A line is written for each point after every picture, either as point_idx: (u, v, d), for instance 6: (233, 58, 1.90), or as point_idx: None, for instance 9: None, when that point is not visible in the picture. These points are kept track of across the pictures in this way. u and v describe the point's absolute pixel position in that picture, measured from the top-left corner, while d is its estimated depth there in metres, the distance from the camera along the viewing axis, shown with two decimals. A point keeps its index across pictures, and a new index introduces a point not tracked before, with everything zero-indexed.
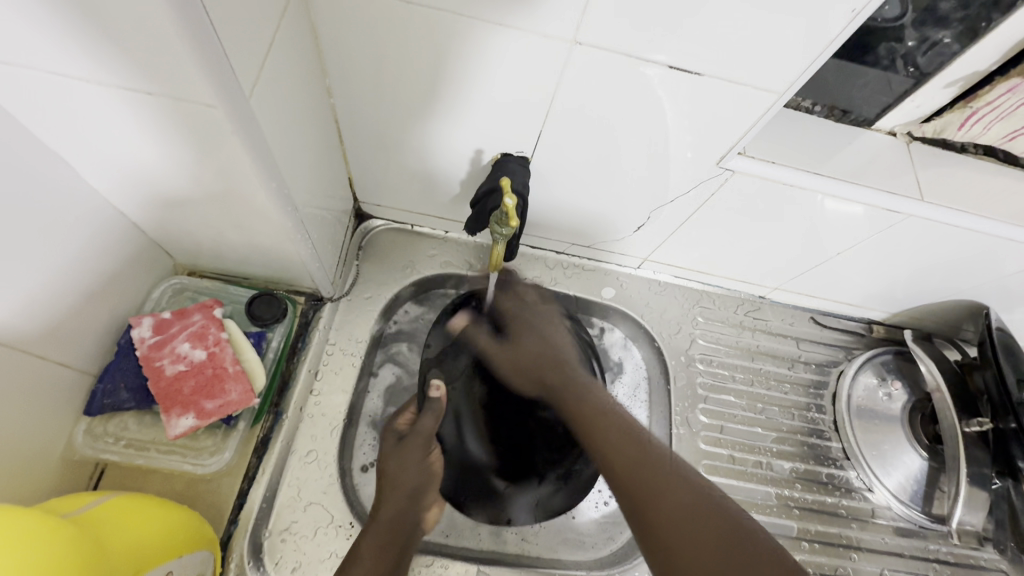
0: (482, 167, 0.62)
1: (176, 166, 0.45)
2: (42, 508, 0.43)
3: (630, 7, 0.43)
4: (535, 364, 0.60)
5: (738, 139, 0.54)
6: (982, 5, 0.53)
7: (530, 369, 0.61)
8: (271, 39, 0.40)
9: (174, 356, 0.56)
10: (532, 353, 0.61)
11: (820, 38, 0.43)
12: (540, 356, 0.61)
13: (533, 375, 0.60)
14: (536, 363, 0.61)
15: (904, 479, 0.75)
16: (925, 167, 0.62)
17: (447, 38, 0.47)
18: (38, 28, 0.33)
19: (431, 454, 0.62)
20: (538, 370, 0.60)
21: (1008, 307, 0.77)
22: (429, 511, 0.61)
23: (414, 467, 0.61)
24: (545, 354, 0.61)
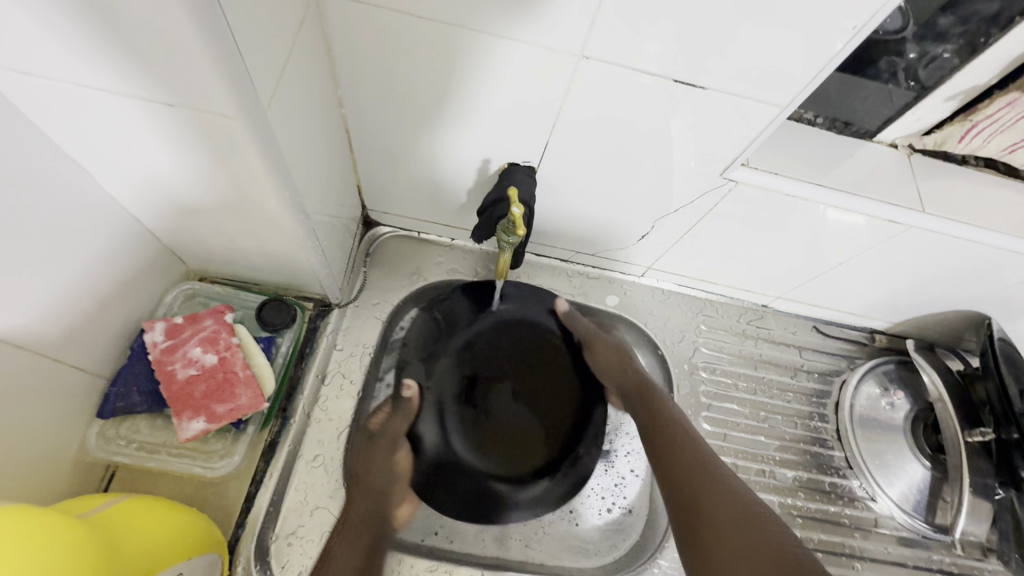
0: (489, 177, 0.63)
1: (193, 175, 0.46)
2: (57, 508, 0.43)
3: (636, 23, 0.44)
4: (627, 370, 0.67)
5: (742, 151, 0.55)
6: (980, 22, 0.54)
7: (619, 373, 0.67)
8: (286, 53, 0.41)
9: (186, 360, 0.57)
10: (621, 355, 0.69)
11: (823, 53, 0.44)
12: (625, 360, 0.68)
13: (624, 377, 0.67)
14: (625, 368, 0.67)
15: (907, 489, 0.75)
16: (926, 179, 0.63)
17: (457, 52, 0.49)
18: (67, 42, 0.34)
19: (397, 453, 0.63)
20: (629, 370, 0.67)
21: (1010, 318, 0.77)
22: (400, 508, 0.62)
23: (380, 465, 0.61)
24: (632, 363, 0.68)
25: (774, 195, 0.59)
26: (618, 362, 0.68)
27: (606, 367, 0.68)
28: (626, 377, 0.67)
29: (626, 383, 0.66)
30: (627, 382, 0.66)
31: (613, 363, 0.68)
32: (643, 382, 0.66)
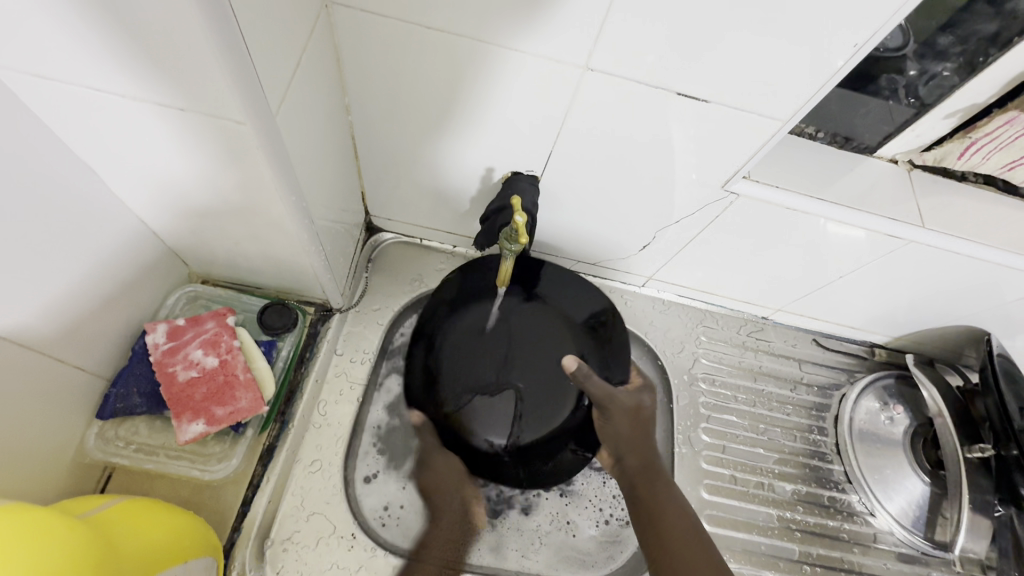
0: (493, 184, 0.64)
1: (200, 178, 0.47)
2: (58, 507, 0.43)
3: (640, 38, 0.45)
4: (644, 448, 0.66)
5: (743, 164, 0.55)
6: (981, 41, 0.55)
7: (626, 450, 0.66)
8: (297, 61, 0.42)
9: (187, 362, 0.57)
10: (640, 421, 0.68)
11: (824, 69, 0.45)
12: (636, 424, 0.67)
13: (630, 461, 0.65)
14: (636, 444, 0.66)
15: (906, 504, 0.74)
16: (926, 195, 0.63)
17: (464, 62, 0.49)
18: (81, 47, 0.34)
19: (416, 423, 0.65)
20: (637, 446, 0.66)
21: (1010, 334, 0.77)
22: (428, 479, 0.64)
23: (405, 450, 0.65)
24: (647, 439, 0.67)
25: (775, 208, 0.60)
26: (625, 434, 0.66)
27: (617, 442, 0.66)
28: (637, 455, 0.65)
29: (632, 464, 0.65)
30: (629, 462, 0.65)
31: (620, 443, 0.65)
32: (652, 465, 0.65)
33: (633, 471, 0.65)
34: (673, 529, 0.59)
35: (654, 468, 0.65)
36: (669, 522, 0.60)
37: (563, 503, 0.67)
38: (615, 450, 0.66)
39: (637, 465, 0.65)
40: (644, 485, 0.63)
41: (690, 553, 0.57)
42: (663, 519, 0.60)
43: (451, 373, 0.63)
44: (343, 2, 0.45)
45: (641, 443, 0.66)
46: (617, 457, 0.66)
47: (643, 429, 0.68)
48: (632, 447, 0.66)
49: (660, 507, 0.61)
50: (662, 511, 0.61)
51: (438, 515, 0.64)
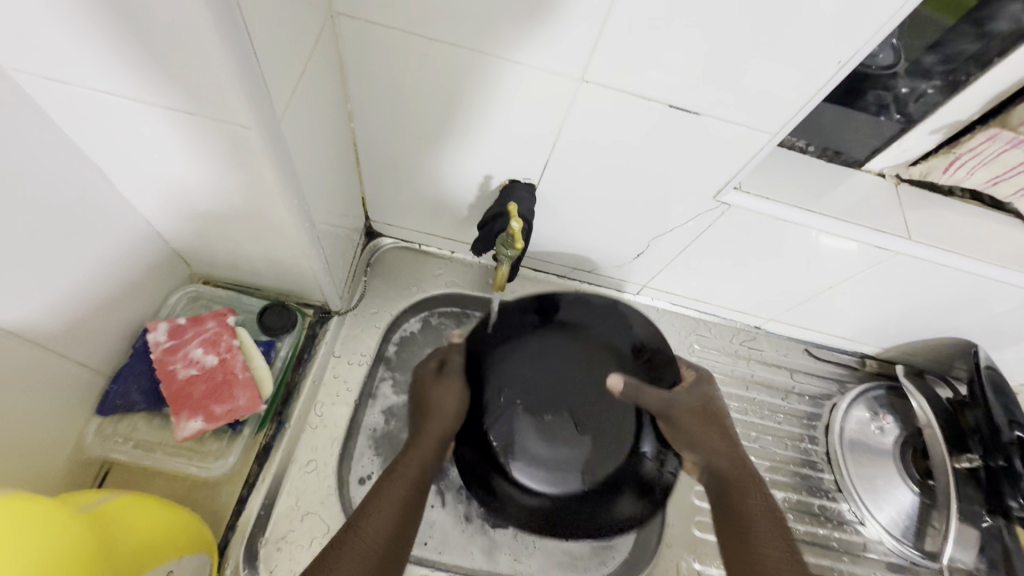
0: (491, 192, 0.65)
1: (207, 181, 0.48)
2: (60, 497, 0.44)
3: (635, 54, 0.46)
4: (734, 457, 0.65)
5: (735, 175, 0.57)
6: (963, 61, 0.56)
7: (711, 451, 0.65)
8: (303, 68, 0.43)
9: (187, 360, 0.58)
10: (713, 419, 0.67)
11: (811, 86, 0.46)
12: (710, 421, 0.67)
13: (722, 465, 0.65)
14: (724, 451, 0.66)
15: (897, 514, 0.75)
16: (913, 208, 0.65)
17: (466, 73, 0.51)
18: (98, 52, 0.36)
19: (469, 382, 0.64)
20: (717, 442, 0.66)
21: (998, 346, 0.79)
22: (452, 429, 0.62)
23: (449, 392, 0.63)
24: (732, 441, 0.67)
25: (765, 219, 0.62)
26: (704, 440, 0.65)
27: (696, 447, 0.65)
28: (729, 462, 0.65)
29: (717, 465, 0.65)
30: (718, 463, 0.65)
31: (705, 444, 0.65)
32: (741, 472, 0.64)
33: (717, 469, 0.64)
34: (758, 523, 0.58)
35: (744, 471, 0.64)
36: (751, 517, 0.59)
37: None
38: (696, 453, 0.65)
39: (724, 466, 0.64)
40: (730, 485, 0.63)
41: (772, 548, 0.56)
42: (747, 513, 0.60)
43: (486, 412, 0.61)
44: (349, 13, 0.47)
45: (722, 439, 0.66)
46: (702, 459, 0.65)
47: (729, 435, 0.67)
48: (720, 452, 0.65)
49: (745, 500, 0.61)
50: (744, 504, 0.61)
51: (432, 516, 0.65)
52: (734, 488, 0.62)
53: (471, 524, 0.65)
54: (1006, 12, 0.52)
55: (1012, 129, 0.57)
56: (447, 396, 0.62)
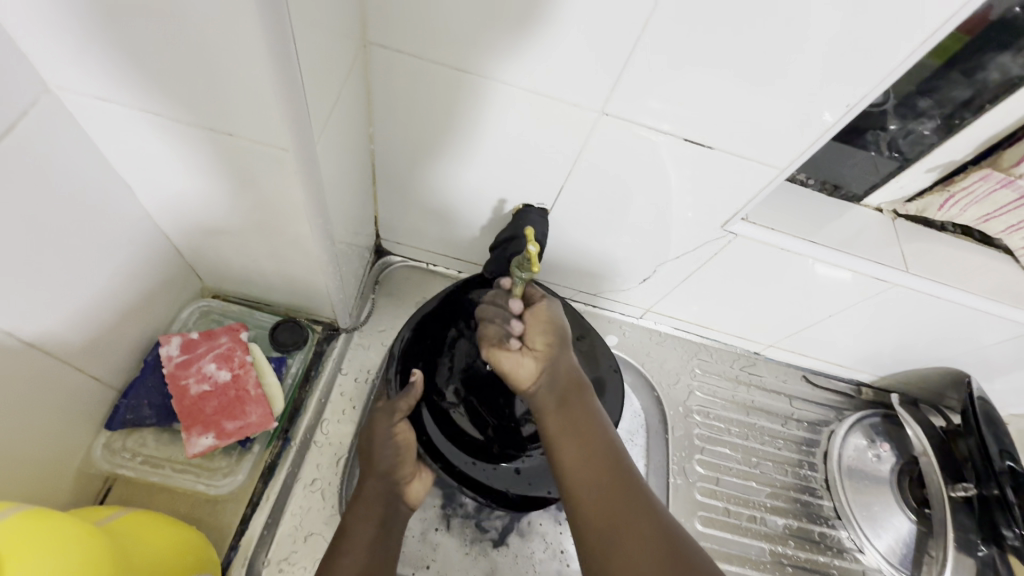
0: (504, 216, 0.67)
1: (229, 199, 0.49)
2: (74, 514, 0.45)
3: (651, 86, 0.48)
4: (601, 458, 0.51)
5: (742, 207, 0.59)
6: (957, 106, 0.60)
7: (559, 351, 0.58)
8: (337, 94, 0.45)
9: (200, 375, 0.58)
10: (559, 335, 0.59)
11: (818, 125, 0.49)
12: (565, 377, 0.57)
13: (570, 435, 0.53)
14: (574, 412, 0.55)
15: (894, 542, 0.75)
16: (909, 241, 0.67)
17: (484, 100, 0.53)
18: (142, 70, 0.37)
19: (397, 426, 0.60)
20: (561, 360, 0.58)
21: (989, 377, 0.81)
22: (411, 486, 0.61)
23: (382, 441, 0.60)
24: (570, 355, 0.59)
25: (770, 248, 0.64)
26: (565, 369, 0.57)
27: (559, 345, 0.59)
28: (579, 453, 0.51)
29: (560, 420, 0.54)
30: (562, 365, 0.58)
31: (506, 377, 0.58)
32: (580, 382, 0.57)
33: (547, 409, 0.55)
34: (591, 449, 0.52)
35: (594, 425, 0.54)
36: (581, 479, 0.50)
37: (559, 531, 0.68)
38: (552, 356, 0.58)
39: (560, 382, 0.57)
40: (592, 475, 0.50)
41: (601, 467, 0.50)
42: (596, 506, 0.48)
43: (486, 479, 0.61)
44: (382, 44, 0.49)
45: (567, 384, 0.57)
46: (546, 380, 0.57)
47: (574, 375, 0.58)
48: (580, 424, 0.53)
49: (584, 463, 0.51)
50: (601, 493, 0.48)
51: (435, 539, 0.65)
52: (567, 396, 0.56)
53: (474, 546, 0.65)
54: (994, 62, 0.56)
55: (1004, 170, 0.60)
56: (391, 444, 0.60)
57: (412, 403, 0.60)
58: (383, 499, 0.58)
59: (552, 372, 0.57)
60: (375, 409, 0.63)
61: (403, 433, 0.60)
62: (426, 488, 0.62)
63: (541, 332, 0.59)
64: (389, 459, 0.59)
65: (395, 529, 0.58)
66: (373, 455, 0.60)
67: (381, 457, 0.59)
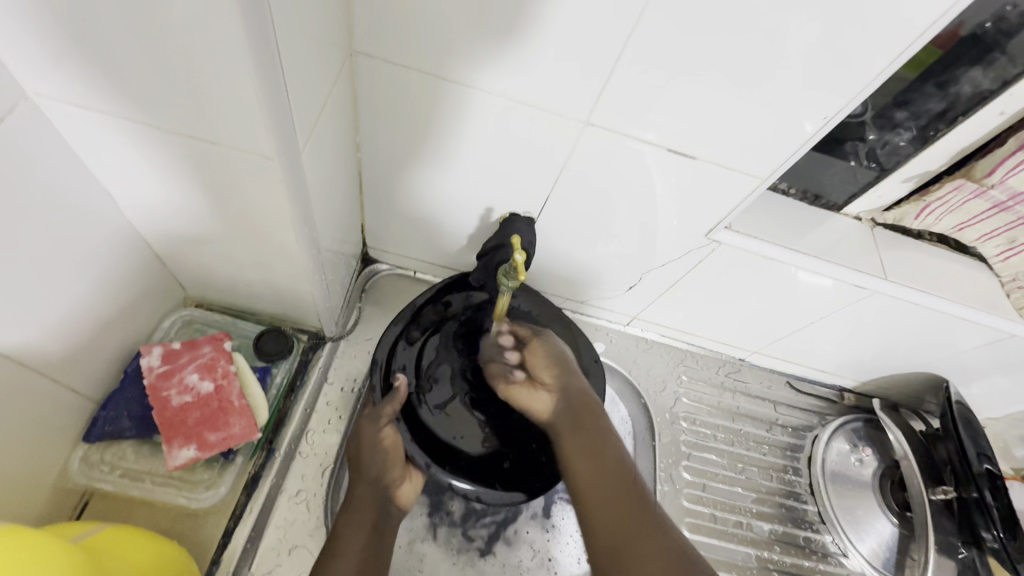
0: (490, 224, 0.67)
1: (212, 208, 0.48)
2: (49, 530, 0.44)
3: (636, 98, 0.49)
4: (615, 482, 0.57)
5: (725, 216, 0.60)
6: (931, 118, 0.61)
7: (567, 379, 0.64)
8: (323, 103, 0.45)
9: (181, 386, 0.57)
10: (564, 368, 0.65)
11: (798, 136, 0.50)
12: (578, 409, 0.62)
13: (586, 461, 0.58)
14: (586, 432, 0.60)
15: (877, 545, 0.76)
16: (888, 249, 0.69)
17: (470, 110, 0.53)
18: (123, 79, 0.37)
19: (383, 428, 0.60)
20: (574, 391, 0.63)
21: (966, 382, 0.82)
22: (402, 487, 0.61)
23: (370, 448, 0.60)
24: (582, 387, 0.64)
25: (753, 256, 0.65)
26: (576, 394, 0.63)
27: (567, 372, 0.64)
28: (596, 484, 0.57)
29: (578, 440, 0.60)
30: (573, 392, 0.63)
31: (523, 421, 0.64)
32: (592, 405, 0.63)
33: (564, 431, 0.61)
34: (605, 469, 0.57)
35: (605, 445, 0.60)
36: (596, 504, 0.55)
37: (546, 539, 0.68)
38: (562, 385, 0.64)
39: (574, 404, 0.62)
40: (604, 500, 0.55)
41: (615, 487, 0.56)
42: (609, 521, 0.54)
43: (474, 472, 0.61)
44: (369, 53, 0.49)
45: (583, 407, 0.62)
46: (561, 406, 0.63)
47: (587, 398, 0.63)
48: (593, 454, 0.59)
49: (598, 481, 0.57)
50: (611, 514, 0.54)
51: (422, 550, 0.64)
52: (583, 420, 0.61)
53: (461, 556, 0.65)
54: (966, 77, 0.58)
55: (977, 180, 0.62)
56: (378, 447, 0.60)
57: (399, 405, 0.60)
58: (373, 501, 0.58)
59: (567, 398, 0.63)
60: (363, 415, 0.62)
61: (388, 436, 0.60)
62: (417, 490, 0.62)
63: (545, 366, 0.65)
64: (378, 464, 0.59)
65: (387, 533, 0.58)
66: (360, 462, 0.60)
67: (370, 462, 0.59)
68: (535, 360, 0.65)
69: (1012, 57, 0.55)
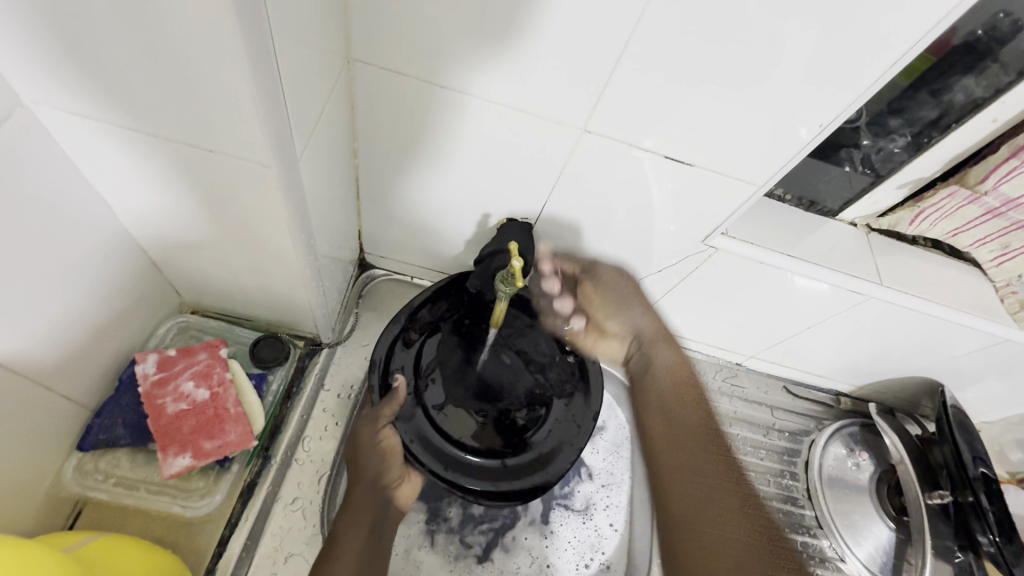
0: (487, 230, 0.67)
1: (209, 214, 0.48)
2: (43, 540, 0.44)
3: (633, 105, 0.49)
4: (684, 416, 0.61)
5: (722, 222, 0.60)
6: (924, 125, 0.62)
7: (633, 321, 0.66)
8: (321, 110, 0.45)
9: (177, 394, 0.57)
10: (646, 301, 0.67)
11: (794, 143, 0.50)
12: (681, 384, 0.64)
13: (689, 442, 0.59)
14: (660, 369, 0.64)
15: (874, 550, 0.76)
16: (883, 255, 0.69)
17: (467, 117, 0.53)
18: (119, 85, 0.36)
19: (382, 428, 0.59)
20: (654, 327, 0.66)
21: (961, 387, 0.83)
22: (401, 487, 0.61)
23: (370, 448, 0.59)
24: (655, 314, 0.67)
25: (749, 262, 0.65)
26: (649, 327, 0.66)
27: (622, 310, 0.66)
28: (669, 423, 0.61)
29: (653, 378, 0.64)
30: (645, 332, 0.66)
31: (667, 385, 0.63)
32: (667, 338, 0.66)
33: (641, 374, 0.65)
34: (674, 404, 0.62)
35: (675, 387, 0.63)
36: (674, 474, 0.57)
37: (544, 545, 0.68)
38: (631, 329, 0.67)
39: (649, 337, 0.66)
40: (671, 429, 0.60)
41: (683, 423, 0.60)
42: (676, 458, 0.58)
43: (471, 470, 0.58)
44: (367, 61, 0.49)
45: (665, 343, 0.66)
46: (635, 347, 0.67)
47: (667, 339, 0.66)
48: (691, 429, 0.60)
49: (669, 422, 0.61)
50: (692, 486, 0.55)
51: (419, 557, 0.64)
52: (654, 363, 0.65)
53: (459, 563, 0.64)
54: (959, 85, 0.58)
55: (970, 187, 0.62)
56: (377, 448, 0.59)
57: (398, 407, 0.59)
58: (372, 502, 0.59)
59: (637, 336, 0.66)
60: (362, 417, 0.61)
61: (387, 437, 0.59)
62: (416, 489, 0.62)
63: (605, 308, 0.66)
64: (376, 464, 0.59)
65: (385, 534, 0.58)
66: (359, 461, 0.60)
67: (368, 463, 0.59)
68: (598, 297, 0.66)
69: (1004, 65, 0.56)
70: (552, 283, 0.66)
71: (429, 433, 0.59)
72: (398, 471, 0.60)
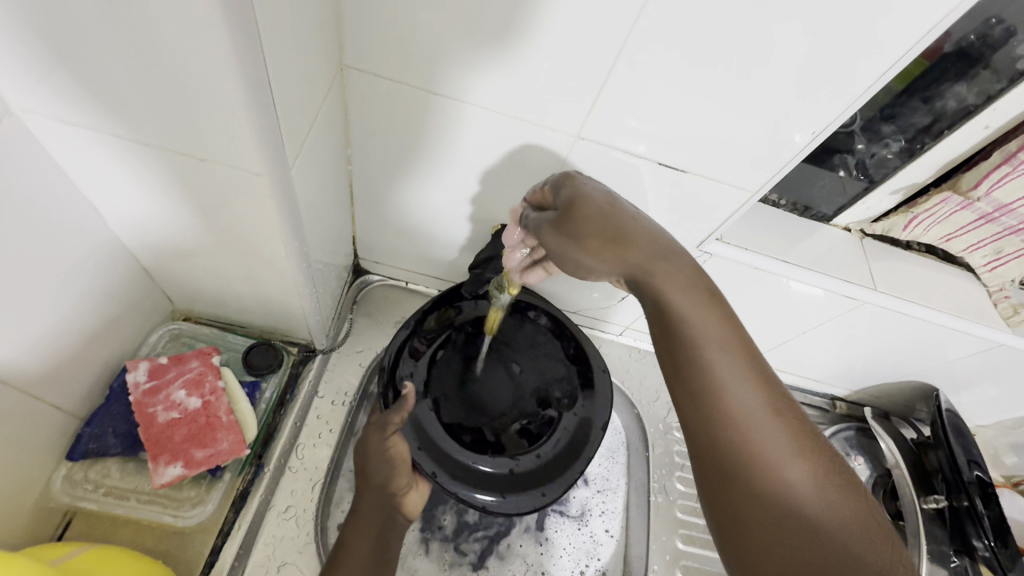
0: (482, 236, 0.67)
1: (200, 221, 0.48)
2: (29, 554, 0.44)
3: (626, 111, 0.49)
4: (709, 349, 0.43)
5: (716, 227, 0.60)
6: (917, 131, 0.62)
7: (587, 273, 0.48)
8: (313, 118, 0.45)
9: (168, 403, 0.56)
10: (609, 231, 0.45)
11: (787, 150, 0.51)
12: (711, 325, 0.44)
13: (752, 412, 0.41)
14: (661, 299, 0.45)
15: None
16: (876, 260, 0.70)
17: (460, 122, 0.53)
18: (107, 92, 0.36)
19: (391, 435, 0.57)
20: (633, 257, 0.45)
21: (956, 391, 0.83)
22: (409, 496, 0.59)
23: (377, 456, 0.57)
24: (648, 228, 0.47)
25: (744, 267, 0.65)
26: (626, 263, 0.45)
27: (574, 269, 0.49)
28: (686, 353, 0.43)
29: (656, 306, 0.46)
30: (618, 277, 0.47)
31: (702, 334, 0.43)
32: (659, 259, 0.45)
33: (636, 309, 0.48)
34: (689, 335, 0.44)
35: (693, 314, 0.44)
36: (702, 432, 0.42)
37: (539, 552, 0.68)
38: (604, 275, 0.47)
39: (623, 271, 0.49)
40: (688, 369, 0.43)
41: (698, 358, 0.43)
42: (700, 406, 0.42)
43: (476, 479, 0.58)
44: (359, 67, 0.49)
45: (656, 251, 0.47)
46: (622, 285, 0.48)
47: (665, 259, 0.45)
48: (739, 398, 0.41)
49: (682, 358, 0.44)
50: (742, 473, 0.40)
51: (414, 565, 0.63)
52: (660, 288, 0.45)
53: (454, 571, 0.64)
54: (951, 92, 0.59)
55: (963, 193, 0.63)
56: (385, 455, 0.57)
57: (406, 414, 0.58)
58: (379, 511, 0.57)
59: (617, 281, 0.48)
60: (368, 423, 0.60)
61: (395, 445, 0.58)
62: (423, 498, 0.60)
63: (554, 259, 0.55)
64: (384, 472, 0.57)
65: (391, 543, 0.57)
66: (366, 469, 0.57)
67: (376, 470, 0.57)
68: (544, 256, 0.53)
69: (995, 72, 0.56)
70: (512, 229, 0.56)
71: (436, 439, 0.59)
72: (405, 479, 0.58)
